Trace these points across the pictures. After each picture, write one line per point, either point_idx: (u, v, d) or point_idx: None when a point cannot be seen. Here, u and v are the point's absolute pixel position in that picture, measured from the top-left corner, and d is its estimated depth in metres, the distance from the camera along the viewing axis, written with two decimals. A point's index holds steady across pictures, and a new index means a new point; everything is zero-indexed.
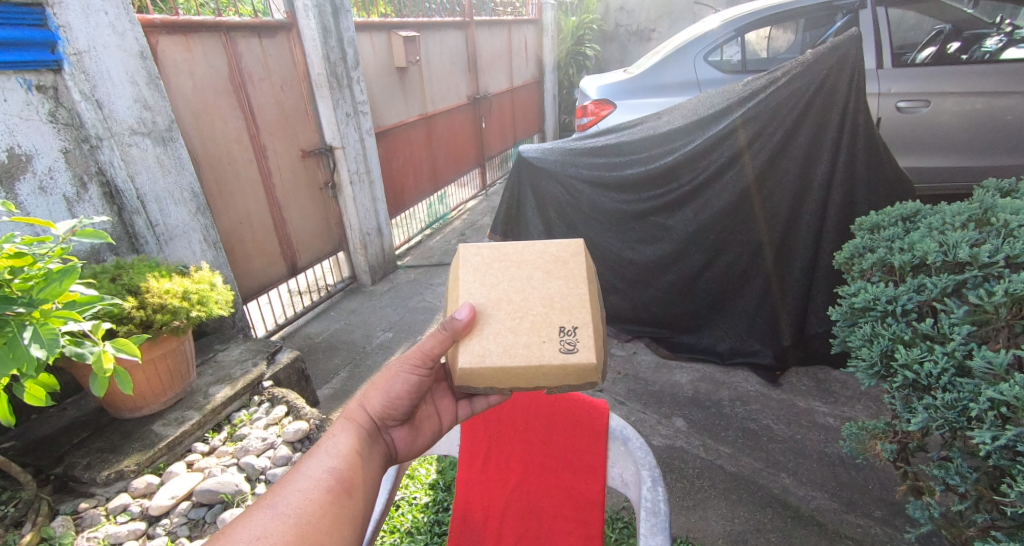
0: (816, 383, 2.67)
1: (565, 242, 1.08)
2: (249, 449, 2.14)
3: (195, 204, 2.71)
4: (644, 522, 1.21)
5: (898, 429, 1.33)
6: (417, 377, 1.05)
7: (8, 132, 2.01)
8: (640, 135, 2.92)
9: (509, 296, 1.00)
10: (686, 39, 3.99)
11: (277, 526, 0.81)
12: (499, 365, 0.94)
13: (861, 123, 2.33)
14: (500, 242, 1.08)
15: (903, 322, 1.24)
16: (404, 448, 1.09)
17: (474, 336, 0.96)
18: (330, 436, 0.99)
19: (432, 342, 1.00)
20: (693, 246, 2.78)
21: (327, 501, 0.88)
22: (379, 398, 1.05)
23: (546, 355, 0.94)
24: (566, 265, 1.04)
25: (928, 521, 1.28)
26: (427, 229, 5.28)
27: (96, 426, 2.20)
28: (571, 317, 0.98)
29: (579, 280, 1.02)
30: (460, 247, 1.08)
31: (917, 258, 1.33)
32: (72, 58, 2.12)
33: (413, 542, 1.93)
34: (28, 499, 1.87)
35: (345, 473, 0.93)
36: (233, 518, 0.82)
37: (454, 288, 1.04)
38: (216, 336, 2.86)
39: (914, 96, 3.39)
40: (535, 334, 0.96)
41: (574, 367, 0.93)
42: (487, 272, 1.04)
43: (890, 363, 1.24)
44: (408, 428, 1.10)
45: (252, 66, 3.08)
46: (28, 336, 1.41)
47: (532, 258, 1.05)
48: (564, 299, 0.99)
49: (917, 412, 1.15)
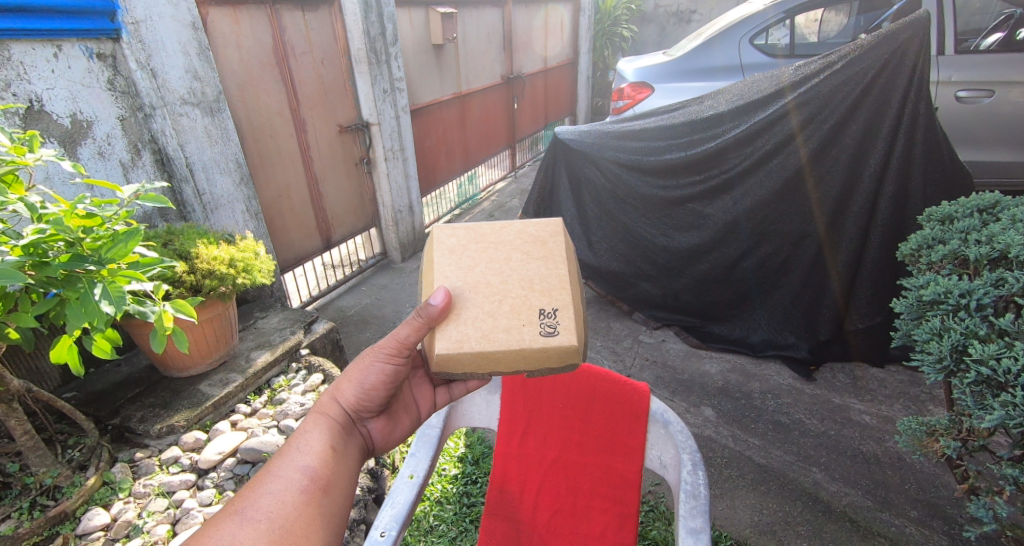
0: (851, 380, 2.61)
1: (544, 222, 1.08)
2: (289, 413, 2.23)
3: (239, 175, 2.78)
4: (683, 504, 1.22)
5: (964, 426, 1.27)
6: (393, 366, 1.08)
7: (71, 98, 2.11)
8: (680, 118, 2.85)
9: (487, 278, 1.01)
10: (732, 20, 3.85)
11: (248, 532, 0.84)
12: (478, 350, 0.95)
13: (922, 111, 2.20)
14: (475, 222, 1.08)
15: (978, 317, 1.20)
16: (381, 439, 1.13)
17: (451, 321, 0.97)
18: (302, 432, 1.03)
19: (408, 329, 1.01)
20: (731, 236, 2.72)
21: (302, 502, 0.91)
22: (354, 389, 1.08)
23: (526, 339, 0.95)
24: (545, 245, 1.05)
25: (991, 521, 1.19)
26: (457, 209, 5.31)
27: (148, 382, 2.32)
28: (552, 299, 0.99)
29: (558, 261, 1.03)
30: (435, 229, 1.08)
31: (997, 250, 1.29)
32: (129, 27, 2.18)
33: (442, 511, 1.99)
34: (92, 445, 1.97)
35: (319, 470, 0.97)
36: (200, 527, 0.85)
37: (429, 272, 1.04)
38: (256, 304, 2.97)
39: (976, 85, 3.21)
40: (514, 317, 0.97)
41: (555, 350, 0.95)
42: (463, 254, 1.04)
43: (961, 358, 1.19)
44: (384, 419, 1.14)
45: (295, 40, 3.12)
46: (98, 293, 1.48)
47: (510, 239, 1.06)
48: (543, 281, 1.00)
49: (991, 409, 1.10)
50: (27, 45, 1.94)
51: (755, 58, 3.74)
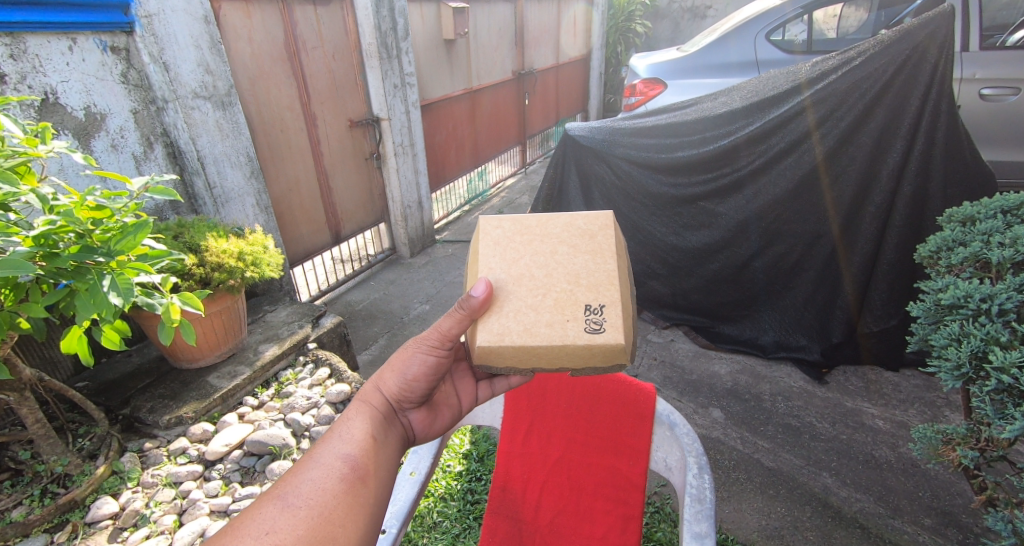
0: (865, 384, 2.57)
1: (593, 214, 1.06)
2: (295, 407, 2.24)
3: (249, 169, 2.79)
4: (688, 508, 1.20)
5: (982, 436, 1.23)
6: (435, 357, 1.07)
7: (85, 91, 2.13)
8: (692, 115, 2.80)
9: (531, 271, 0.99)
10: (748, 15, 3.78)
11: (287, 519, 0.82)
12: (519, 344, 0.93)
13: (944, 109, 2.14)
14: (523, 213, 1.06)
15: (999, 323, 1.16)
16: (422, 430, 1.12)
17: (493, 313, 0.96)
18: (345, 420, 1.01)
19: (450, 322, 1.01)
20: (743, 235, 2.68)
21: (341, 490, 0.89)
22: (396, 380, 1.07)
23: (570, 335, 0.93)
24: (594, 239, 1.02)
25: (1009, 536, 1.13)
26: (466, 205, 5.30)
27: (158, 373, 2.34)
28: (598, 295, 0.96)
29: (607, 256, 1.00)
30: (482, 219, 1.07)
31: (1020, 253, 1.25)
32: (143, 20, 2.19)
33: (446, 507, 1.99)
34: (102, 434, 1.98)
35: (358, 459, 0.94)
36: (240, 512, 0.83)
37: (474, 263, 1.03)
38: (265, 297, 2.99)
39: (1001, 82, 3.12)
40: (558, 312, 0.95)
41: (601, 348, 0.93)
42: (508, 246, 1.03)
43: (981, 365, 1.16)
44: (425, 411, 1.13)
45: (307, 34, 3.12)
46: (107, 284, 1.48)
47: (557, 232, 1.04)
48: (590, 276, 0.98)
49: (1013, 418, 1.06)
50: (42, 38, 1.95)
51: (771, 54, 3.67)
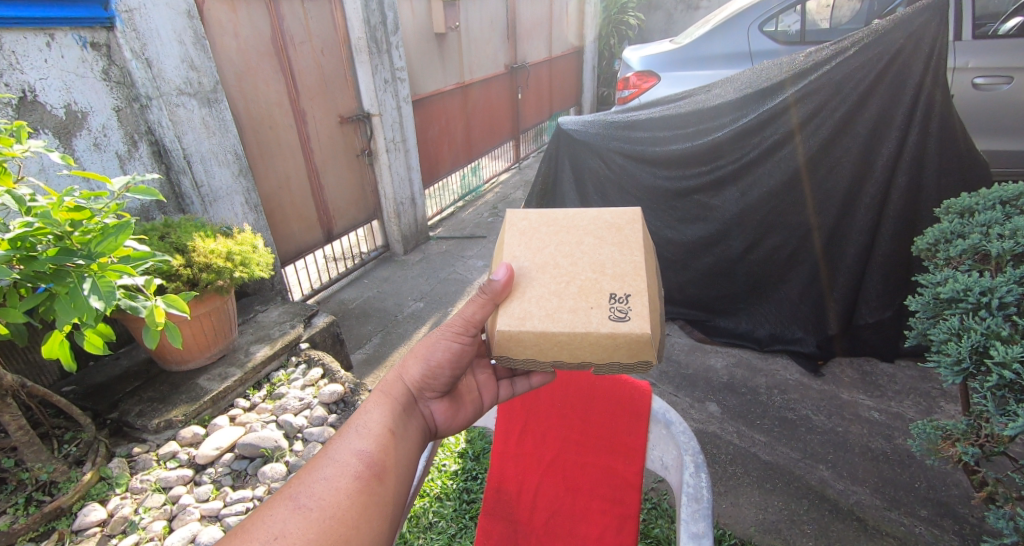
0: (861, 375, 2.56)
1: (620, 210, 1.04)
2: (287, 408, 2.21)
3: (238, 166, 2.74)
4: (685, 507, 1.18)
5: (983, 432, 1.21)
6: (459, 345, 1.05)
7: (65, 88, 2.07)
8: (686, 107, 2.76)
9: (556, 260, 0.97)
10: (741, 6, 3.75)
11: (298, 521, 0.80)
12: (540, 330, 0.90)
13: (939, 99, 2.12)
14: (550, 208, 1.05)
15: (1000, 317, 1.15)
16: (444, 422, 1.10)
17: (515, 297, 0.94)
18: (364, 411, 0.99)
19: (473, 307, 0.98)
20: (738, 228, 2.66)
21: (355, 489, 0.87)
22: (419, 367, 1.06)
23: (593, 322, 0.89)
24: (621, 231, 1.00)
25: (1011, 534, 1.12)
26: (459, 201, 5.27)
27: (147, 376, 2.30)
28: (624, 284, 0.93)
29: (634, 247, 0.97)
30: (508, 212, 1.07)
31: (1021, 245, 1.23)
32: (123, 15, 2.13)
33: (442, 508, 1.97)
34: (89, 440, 1.95)
35: (374, 456, 0.92)
36: (250, 515, 0.82)
37: (498, 252, 1.03)
38: (256, 297, 2.95)
39: (994, 71, 3.11)
40: (582, 299, 0.92)
41: (625, 338, 0.88)
42: (534, 236, 1.01)
43: (982, 360, 1.14)
44: (447, 402, 1.11)
45: (294, 29, 3.06)
46: (88, 287, 1.44)
47: (583, 224, 1.02)
48: (616, 266, 0.95)
49: (1015, 414, 1.04)
50: (18, 33, 1.90)
51: (763, 45, 3.64)
